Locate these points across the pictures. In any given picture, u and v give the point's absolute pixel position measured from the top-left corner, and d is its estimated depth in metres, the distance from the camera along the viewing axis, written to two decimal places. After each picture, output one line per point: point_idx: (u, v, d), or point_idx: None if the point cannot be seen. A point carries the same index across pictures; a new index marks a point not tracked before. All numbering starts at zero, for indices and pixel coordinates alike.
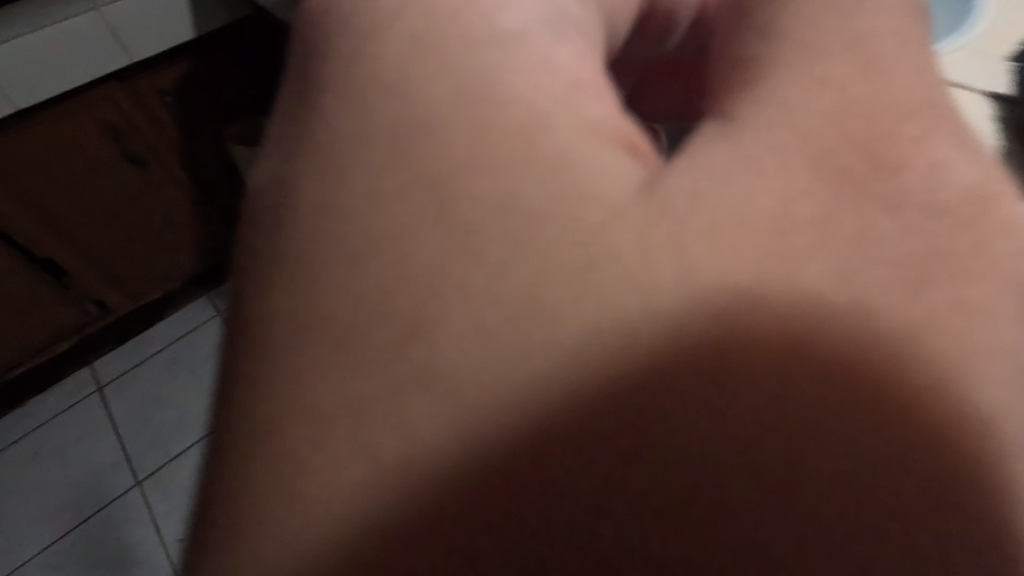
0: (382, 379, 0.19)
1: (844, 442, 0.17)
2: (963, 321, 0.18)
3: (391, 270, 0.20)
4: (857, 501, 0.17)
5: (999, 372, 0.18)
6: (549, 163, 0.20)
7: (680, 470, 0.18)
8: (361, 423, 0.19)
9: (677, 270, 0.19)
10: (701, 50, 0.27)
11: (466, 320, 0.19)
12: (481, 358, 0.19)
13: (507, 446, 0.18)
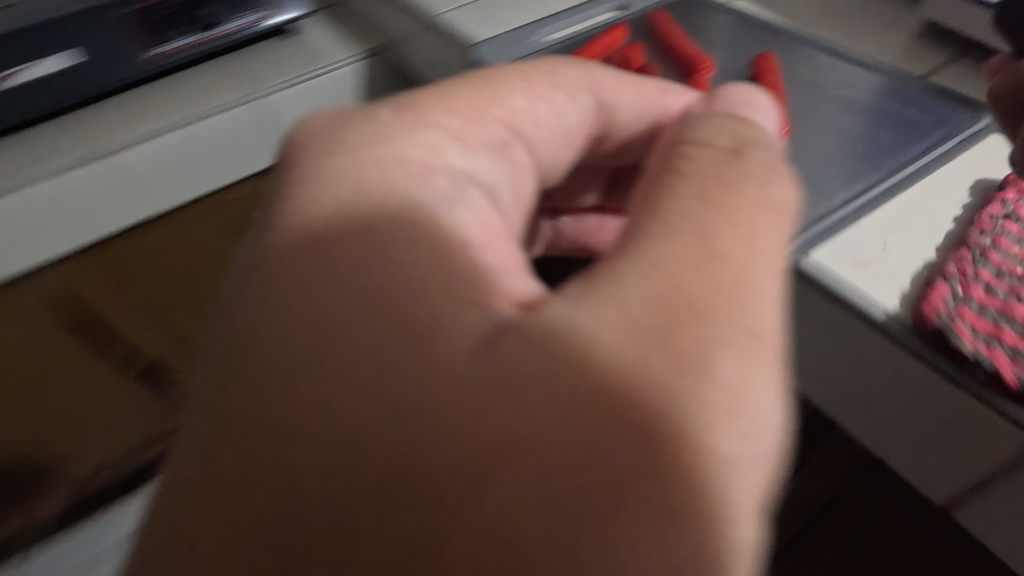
0: (345, 365, 0.30)
1: (495, 436, 0.28)
2: (725, 426, 0.29)
3: (470, 324, 0.31)
4: (535, 506, 0.28)
5: (712, 416, 0.29)
6: (543, 326, 0.30)
7: (385, 431, 0.29)
8: (359, 367, 0.30)
9: (459, 348, 0.30)
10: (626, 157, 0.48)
11: (434, 345, 0.30)
12: (464, 379, 0.29)
13: (434, 423, 0.29)
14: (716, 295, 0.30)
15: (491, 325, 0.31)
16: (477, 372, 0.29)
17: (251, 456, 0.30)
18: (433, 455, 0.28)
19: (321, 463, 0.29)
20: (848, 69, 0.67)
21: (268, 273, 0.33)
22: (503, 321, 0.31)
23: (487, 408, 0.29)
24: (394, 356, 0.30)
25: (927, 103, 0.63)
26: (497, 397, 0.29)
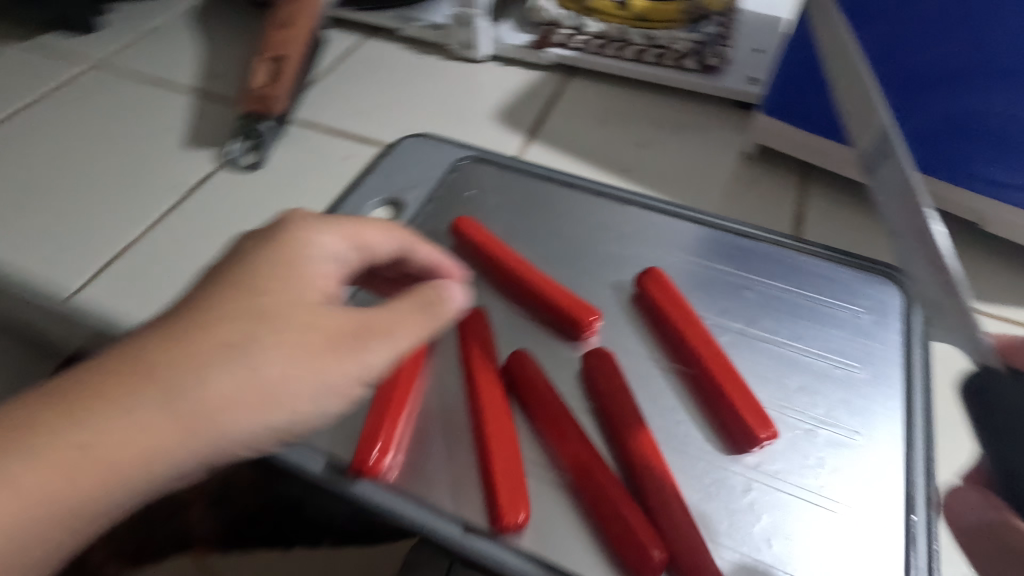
0: (167, 363, 0.31)
1: (231, 311, 0.32)
2: (275, 378, 0.32)
3: (219, 274, 0.35)
4: (227, 329, 0.32)
5: (286, 335, 0.33)
6: (308, 262, 0.36)
7: (197, 381, 0.31)
8: (202, 340, 0.31)
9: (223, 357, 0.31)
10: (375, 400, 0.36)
11: (226, 370, 0.31)
12: (241, 371, 0.31)
13: (192, 349, 0.31)
14: (391, 315, 0.36)
15: (240, 257, 0.36)
16: (192, 342, 0.31)
17: (96, 405, 0.29)
18: (257, 395, 0.32)
19: (144, 451, 0.29)
20: (736, 259, 0.48)
21: (191, 336, 0.31)
22: (235, 262, 0.35)
23: (185, 350, 0.31)
24: (187, 351, 0.31)
25: (845, 283, 0.46)
26: (189, 364, 0.31)
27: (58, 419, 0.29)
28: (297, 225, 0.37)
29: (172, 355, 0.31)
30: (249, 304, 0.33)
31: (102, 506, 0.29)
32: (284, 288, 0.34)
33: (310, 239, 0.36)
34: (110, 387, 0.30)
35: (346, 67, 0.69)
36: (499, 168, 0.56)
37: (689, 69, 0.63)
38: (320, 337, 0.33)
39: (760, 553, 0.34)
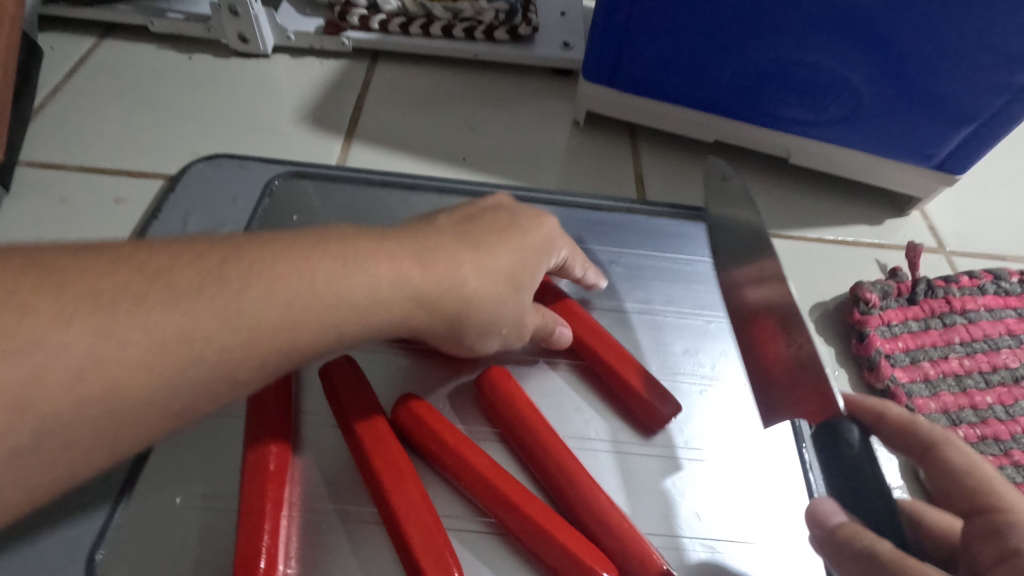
0: (439, 244, 0.31)
1: (273, 268, 0.25)
2: (503, 277, 0.32)
3: (461, 214, 0.35)
4: (271, 312, 0.25)
5: (363, 278, 0.27)
6: (544, 223, 0.37)
7: (245, 285, 0.24)
8: (449, 229, 0.32)
9: (304, 281, 0.26)
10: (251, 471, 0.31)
11: (501, 246, 0.33)
12: (503, 264, 0.33)
13: (441, 238, 0.31)
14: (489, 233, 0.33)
15: (501, 211, 0.36)
16: (442, 231, 0.32)
17: (365, 246, 0.28)
18: (496, 282, 0.32)
19: (206, 326, 0.23)
20: (597, 235, 0.47)
21: (256, 254, 0.25)
22: (472, 208, 0.36)
23: (439, 247, 0.31)
24: (428, 240, 0.31)
25: (695, 237, 0.48)
26: (462, 246, 0.32)
27: (325, 261, 0.27)
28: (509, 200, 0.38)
29: (435, 232, 0.32)
30: (488, 238, 0.33)
31: (216, 367, 0.24)
32: (523, 237, 0.35)
33: (550, 225, 0.37)
34: (338, 241, 0.28)
35: (88, 83, 0.54)
36: (322, 180, 0.48)
37: (501, 41, 0.60)
38: (409, 251, 0.29)
39: (693, 529, 0.34)
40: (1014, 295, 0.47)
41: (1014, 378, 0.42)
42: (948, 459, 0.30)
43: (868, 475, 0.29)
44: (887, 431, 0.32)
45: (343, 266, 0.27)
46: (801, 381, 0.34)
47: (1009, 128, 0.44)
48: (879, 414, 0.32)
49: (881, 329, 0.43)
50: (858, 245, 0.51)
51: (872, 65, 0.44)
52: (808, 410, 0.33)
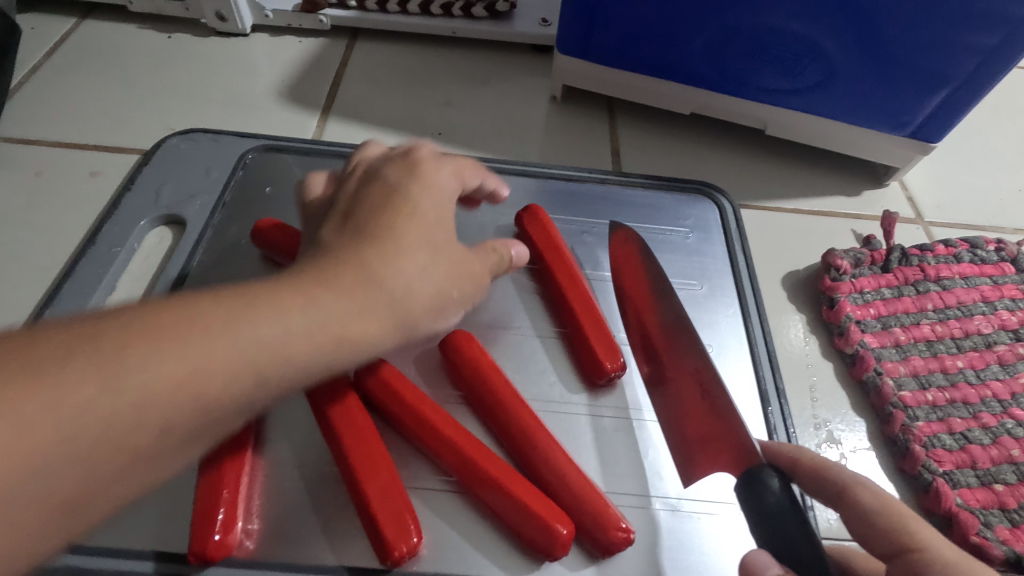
0: (341, 260, 0.26)
1: (199, 323, 0.22)
2: (438, 277, 0.28)
3: (342, 210, 0.29)
4: (216, 367, 0.22)
5: (312, 312, 0.24)
6: (422, 172, 0.31)
7: (172, 345, 0.21)
8: (343, 234, 0.27)
9: (243, 338, 0.22)
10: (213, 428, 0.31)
11: (402, 223, 0.28)
12: (411, 240, 0.27)
13: (341, 249, 0.26)
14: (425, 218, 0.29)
15: (374, 182, 0.30)
16: (339, 243, 0.27)
17: (266, 291, 0.24)
18: (408, 261, 0.27)
19: (138, 408, 0.20)
20: (570, 206, 0.47)
21: (182, 309, 0.22)
22: (345, 200, 0.30)
23: (347, 260, 0.26)
24: (325, 258, 0.26)
25: (668, 207, 0.48)
26: (366, 242, 0.26)
27: (246, 309, 0.23)
28: (378, 159, 0.33)
29: (330, 249, 0.26)
30: (392, 220, 0.28)
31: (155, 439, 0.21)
32: (421, 205, 0.29)
33: (439, 172, 0.32)
34: (247, 288, 0.23)
35: (66, 62, 0.55)
36: (296, 154, 0.48)
37: (479, 18, 0.60)
38: (351, 276, 0.25)
39: (655, 488, 0.35)
40: (989, 263, 0.47)
41: (986, 344, 0.42)
42: (864, 502, 0.28)
43: (787, 520, 0.27)
44: (805, 477, 0.29)
45: (278, 308, 0.23)
46: (711, 427, 0.32)
47: (983, 92, 0.44)
48: (794, 460, 0.29)
49: (852, 296, 0.43)
50: (833, 216, 0.50)
51: (842, 31, 0.44)
52: (720, 459, 0.32)
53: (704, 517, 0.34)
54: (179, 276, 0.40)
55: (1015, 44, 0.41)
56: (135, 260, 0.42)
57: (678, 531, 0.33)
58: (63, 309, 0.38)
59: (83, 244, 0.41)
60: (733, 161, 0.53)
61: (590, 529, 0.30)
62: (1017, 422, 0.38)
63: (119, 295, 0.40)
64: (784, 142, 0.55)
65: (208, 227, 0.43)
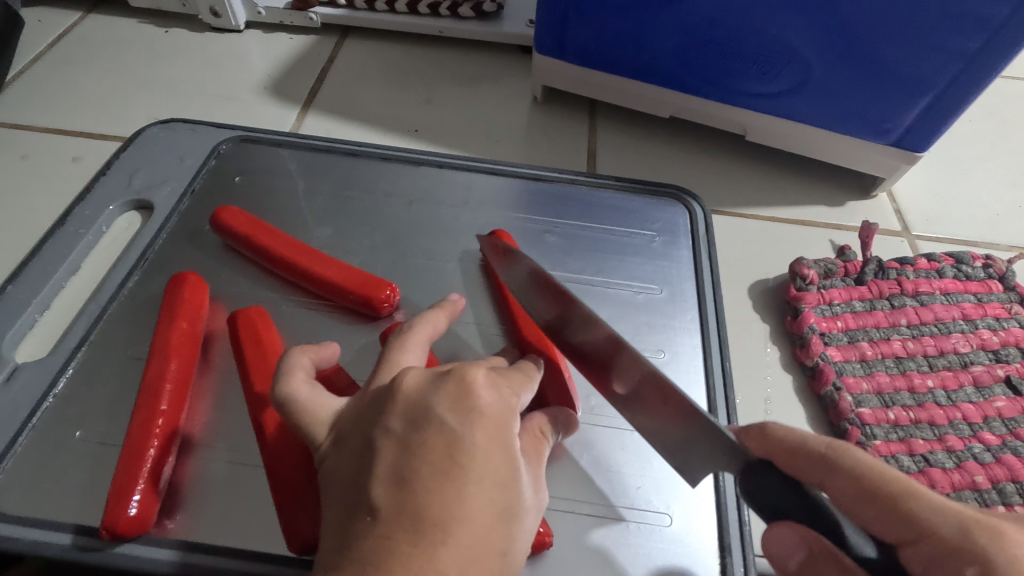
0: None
1: None
2: (521, 524, 0.24)
3: (390, 465, 0.23)
4: None
5: None
6: (483, 404, 0.25)
7: None
8: (397, 517, 0.22)
9: None
10: (146, 408, 0.32)
11: (466, 494, 0.22)
12: (484, 517, 0.22)
13: (397, 544, 0.21)
14: (502, 464, 0.24)
15: (425, 426, 0.24)
16: (397, 537, 0.21)
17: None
18: (487, 552, 0.22)
19: None
20: (534, 205, 0.47)
21: None
22: (390, 447, 0.24)
23: (404, 574, 0.20)
24: (378, 570, 0.21)
25: (636, 210, 0.47)
26: (428, 537, 0.21)
27: None
28: (424, 387, 0.25)
29: (381, 547, 0.21)
30: (461, 497, 0.22)
31: None
32: (484, 457, 0.23)
33: (503, 408, 0.25)
34: None
35: (67, 53, 0.57)
36: (268, 145, 0.49)
37: (465, 17, 0.60)
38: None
39: (584, 493, 0.33)
40: (975, 280, 0.44)
41: (963, 364, 0.40)
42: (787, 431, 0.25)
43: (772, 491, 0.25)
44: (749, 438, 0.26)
45: None
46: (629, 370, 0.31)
47: (968, 98, 0.42)
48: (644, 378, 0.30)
49: (819, 307, 0.41)
50: (812, 225, 0.48)
51: (819, 33, 0.42)
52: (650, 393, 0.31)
53: (631, 526, 0.32)
54: (139, 257, 0.41)
55: (999, 48, 0.38)
56: (103, 242, 0.43)
57: (602, 537, 0.32)
58: (26, 284, 0.39)
59: (53, 225, 0.42)
60: (711, 167, 0.52)
61: None
62: (985, 447, 0.36)
63: (83, 275, 0.41)
64: (767, 149, 0.53)
65: (173, 212, 0.43)
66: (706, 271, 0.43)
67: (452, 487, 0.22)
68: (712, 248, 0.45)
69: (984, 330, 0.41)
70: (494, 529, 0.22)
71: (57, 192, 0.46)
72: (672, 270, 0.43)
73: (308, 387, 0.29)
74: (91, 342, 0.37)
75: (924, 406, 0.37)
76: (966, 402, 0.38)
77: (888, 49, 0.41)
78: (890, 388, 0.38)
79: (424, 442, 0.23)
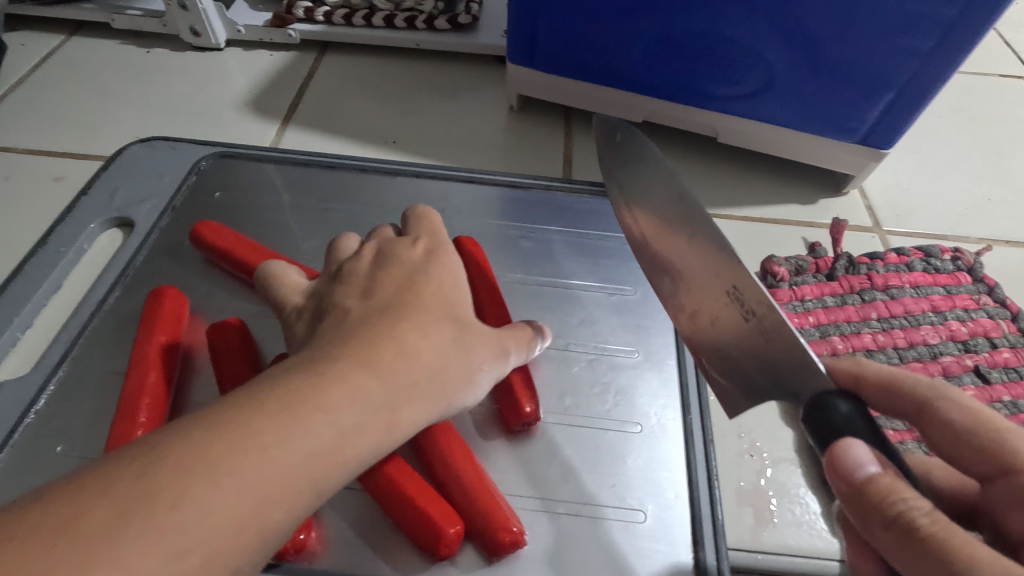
0: (365, 345, 0.27)
1: None
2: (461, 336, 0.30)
3: (360, 287, 0.31)
4: None
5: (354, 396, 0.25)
6: (440, 256, 0.34)
7: None
8: (367, 309, 0.29)
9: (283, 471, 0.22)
10: (125, 423, 0.32)
11: (425, 300, 0.30)
12: (437, 324, 0.29)
13: (360, 329, 0.28)
14: (456, 291, 0.32)
15: (389, 262, 0.32)
16: (362, 320, 0.28)
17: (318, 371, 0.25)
18: (439, 345, 0.29)
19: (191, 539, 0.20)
20: (511, 212, 0.48)
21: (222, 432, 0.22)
22: (361, 279, 0.32)
23: (364, 344, 0.27)
24: (344, 343, 0.27)
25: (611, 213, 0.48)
26: (386, 327, 0.28)
27: (287, 417, 0.23)
28: (388, 248, 0.34)
29: (357, 325, 0.28)
30: (414, 300, 0.30)
31: None
32: (440, 283, 0.32)
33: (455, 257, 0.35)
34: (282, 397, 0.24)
35: (51, 75, 0.58)
36: (247, 161, 0.50)
37: (442, 30, 0.61)
38: (377, 353, 0.26)
39: (561, 491, 0.34)
40: (944, 273, 0.45)
41: (932, 355, 0.40)
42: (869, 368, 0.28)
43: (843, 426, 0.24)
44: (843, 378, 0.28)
45: (321, 413, 0.24)
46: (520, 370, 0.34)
47: (928, 95, 0.43)
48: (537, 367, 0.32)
49: (791, 303, 0.42)
50: (784, 223, 0.49)
51: (781, 37, 0.43)
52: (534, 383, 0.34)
53: (605, 524, 0.33)
54: (120, 273, 0.41)
55: (955, 44, 0.39)
56: (84, 260, 0.44)
57: (577, 537, 0.32)
58: (7, 303, 0.40)
59: (35, 244, 0.43)
60: (685, 169, 0.53)
61: (481, 530, 0.30)
62: None
63: (64, 293, 0.42)
64: (739, 151, 0.54)
65: (154, 228, 0.44)
66: None
67: (409, 300, 0.30)
68: None
69: (953, 321, 0.42)
70: (442, 328, 0.30)
71: (38, 213, 0.47)
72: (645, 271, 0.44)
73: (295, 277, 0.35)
74: (72, 358, 0.37)
75: None
76: None
77: (847, 49, 0.42)
78: None
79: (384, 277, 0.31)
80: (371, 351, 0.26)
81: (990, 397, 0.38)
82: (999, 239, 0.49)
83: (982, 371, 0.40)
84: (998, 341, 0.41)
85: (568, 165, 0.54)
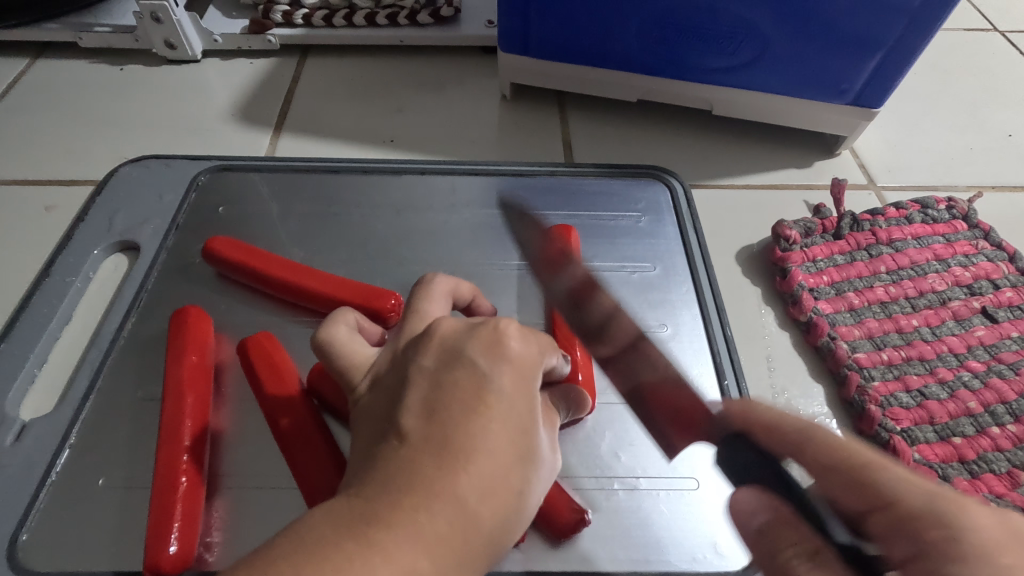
0: (413, 492, 0.21)
1: None
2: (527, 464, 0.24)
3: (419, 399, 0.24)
4: None
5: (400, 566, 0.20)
6: (513, 353, 0.25)
7: None
8: (422, 443, 0.23)
9: None
10: (171, 447, 0.32)
11: (493, 426, 0.23)
12: (505, 455, 0.23)
13: (419, 464, 0.22)
14: (527, 401, 0.24)
15: (456, 365, 0.24)
16: (417, 462, 0.22)
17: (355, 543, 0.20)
18: (506, 487, 0.23)
19: None
20: (521, 200, 0.48)
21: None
22: (421, 384, 0.24)
23: (426, 488, 0.21)
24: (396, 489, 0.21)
25: (619, 193, 0.48)
26: (449, 461, 0.22)
27: None
28: (458, 332, 0.26)
29: (407, 468, 0.22)
30: (478, 431, 0.23)
31: None
32: (514, 398, 0.24)
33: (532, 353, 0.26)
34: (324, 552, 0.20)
35: (22, 102, 0.55)
36: (246, 173, 0.49)
37: (424, 25, 0.60)
38: (426, 508, 0.21)
39: (613, 468, 0.35)
40: (942, 222, 0.47)
41: (941, 301, 0.42)
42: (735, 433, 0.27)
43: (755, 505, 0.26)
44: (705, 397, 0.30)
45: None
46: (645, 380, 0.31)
47: (916, 52, 0.44)
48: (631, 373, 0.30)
49: (805, 265, 0.43)
50: (785, 188, 0.51)
51: (773, 5, 0.44)
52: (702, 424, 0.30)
53: (660, 496, 0.34)
54: (133, 299, 0.40)
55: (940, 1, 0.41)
56: (91, 289, 0.42)
57: (634, 509, 0.33)
58: (19, 340, 0.38)
59: (39, 276, 0.41)
60: (683, 144, 0.54)
61: (546, 513, 0.31)
62: (973, 375, 0.38)
63: (76, 324, 0.40)
64: (734, 122, 0.55)
65: (161, 249, 0.43)
66: (695, 245, 0.45)
67: (474, 424, 0.23)
68: (696, 223, 0.46)
69: (956, 266, 0.44)
70: (510, 463, 0.23)
71: (34, 243, 0.45)
72: (660, 247, 0.45)
73: (345, 331, 0.30)
74: (99, 389, 0.36)
75: (911, 343, 0.40)
76: (949, 335, 0.40)
77: (838, 12, 0.43)
78: (879, 331, 0.40)
79: (440, 385, 0.24)
80: (421, 501, 0.21)
81: (999, 334, 0.40)
82: (986, 185, 0.51)
83: (986, 310, 0.42)
84: (1000, 282, 0.43)
85: (569, 150, 0.54)
